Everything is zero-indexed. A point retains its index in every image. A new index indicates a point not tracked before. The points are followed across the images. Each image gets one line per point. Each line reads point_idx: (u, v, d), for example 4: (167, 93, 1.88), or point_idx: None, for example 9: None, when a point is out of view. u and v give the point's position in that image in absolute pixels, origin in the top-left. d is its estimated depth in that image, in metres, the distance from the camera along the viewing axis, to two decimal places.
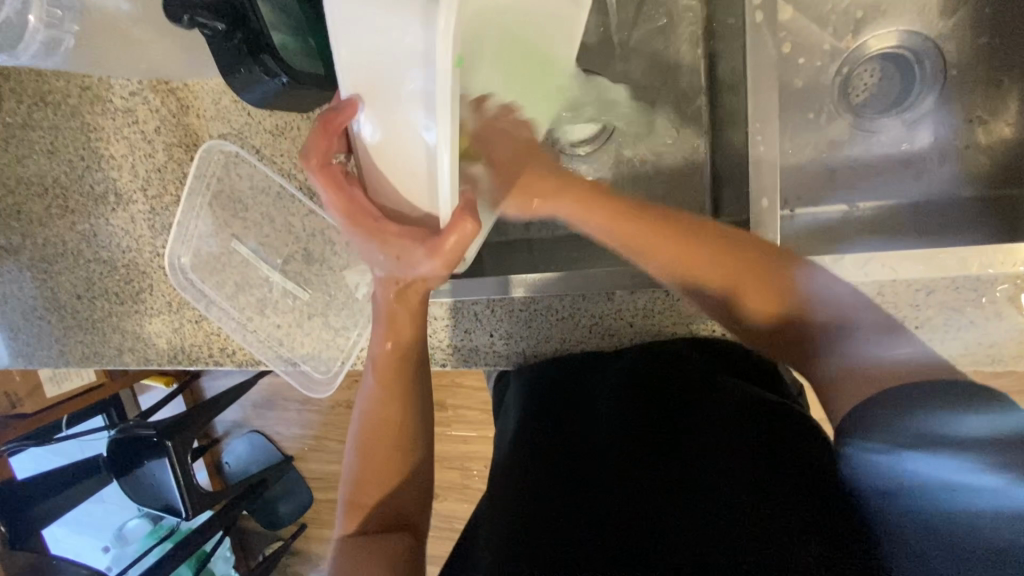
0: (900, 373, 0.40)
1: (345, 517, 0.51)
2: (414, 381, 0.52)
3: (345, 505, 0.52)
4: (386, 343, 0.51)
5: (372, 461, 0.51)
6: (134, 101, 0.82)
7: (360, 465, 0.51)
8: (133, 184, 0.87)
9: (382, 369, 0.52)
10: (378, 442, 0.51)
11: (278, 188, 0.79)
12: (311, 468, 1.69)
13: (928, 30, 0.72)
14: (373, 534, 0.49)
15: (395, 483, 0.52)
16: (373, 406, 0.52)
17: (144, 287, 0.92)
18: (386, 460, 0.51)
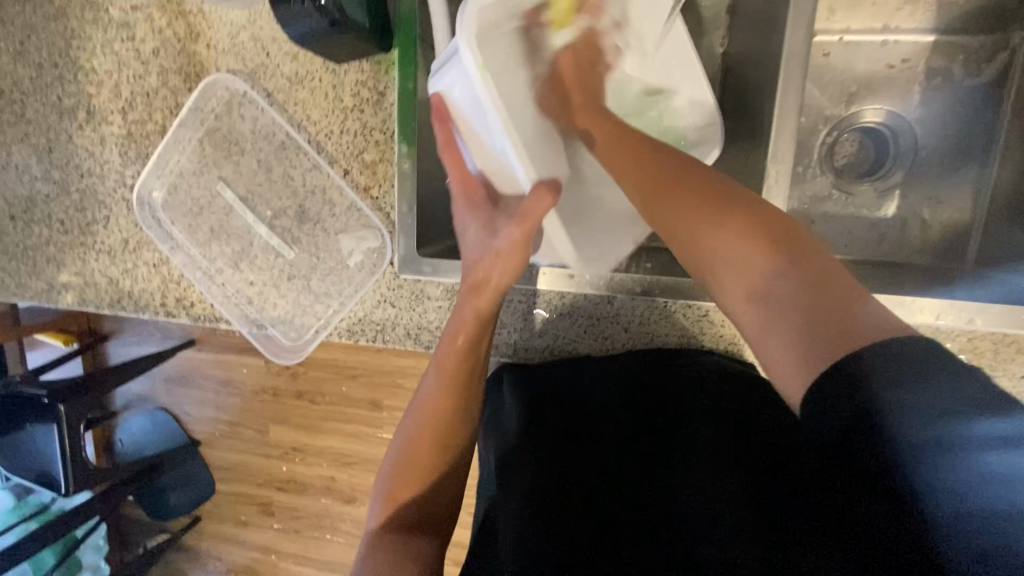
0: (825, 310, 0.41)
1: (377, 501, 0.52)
2: (469, 398, 0.54)
3: (381, 496, 0.52)
4: (458, 335, 0.54)
5: (419, 446, 0.51)
6: (134, 16, 0.76)
7: (405, 452, 0.52)
8: (112, 104, 0.79)
9: (447, 358, 0.54)
10: (421, 439, 0.52)
11: (283, 136, 0.75)
12: (219, 457, 1.52)
13: (906, 113, 0.81)
14: (401, 533, 0.50)
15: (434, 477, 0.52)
16: (430, 397, 0.53)
17: (99, 218, 0.83)
18: (433, 449, 0.52)
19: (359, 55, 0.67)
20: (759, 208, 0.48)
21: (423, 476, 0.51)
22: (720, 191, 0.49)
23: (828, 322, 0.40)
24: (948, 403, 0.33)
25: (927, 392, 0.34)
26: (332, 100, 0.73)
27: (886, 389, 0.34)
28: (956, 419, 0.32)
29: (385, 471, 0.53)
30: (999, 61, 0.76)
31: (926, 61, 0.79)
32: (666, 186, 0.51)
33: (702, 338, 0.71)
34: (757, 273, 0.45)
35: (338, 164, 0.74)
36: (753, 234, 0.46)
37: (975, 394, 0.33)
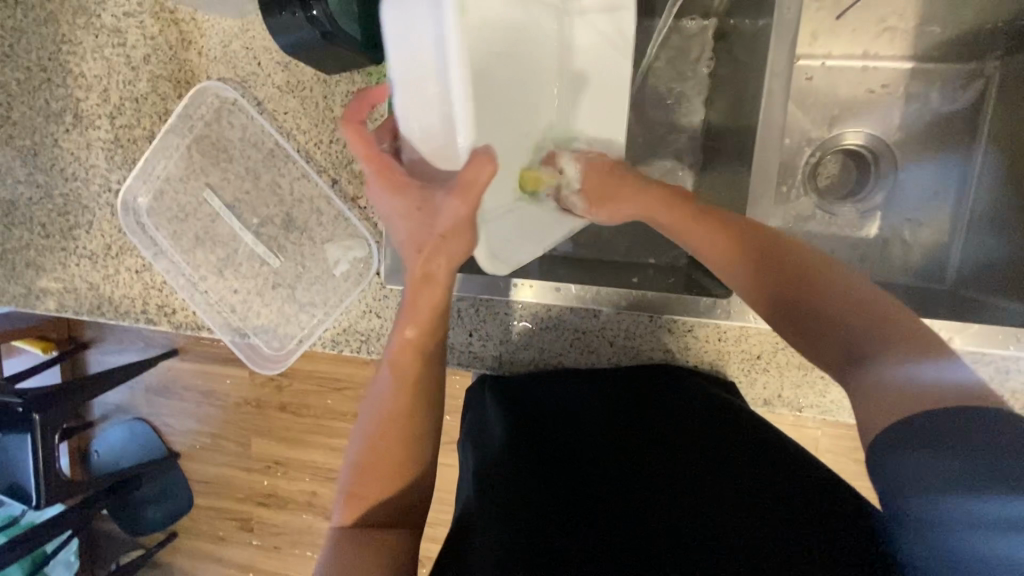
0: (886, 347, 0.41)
1: (341, 500, 0.50)
2: (426, 388, 0.51)
3: (343, 496, 0.50)
4: (407, 329, 0.50)
5: (376, 448, 0.49)
6: (126, 22, 0.76)
7: (365, 454, 0.49)
8: (100, 108, 0.79)
9: (400, 358, 0.50)
10: (385, 436, 0.49)
11: (273, 145, 0.75)
12: (198, 470, 1.49)
13: (887, 137, 0.83)
14: (367, 534, 0.48)
15: (403, 480, 0.50)
16: (385, 397, 0.50)
17: (82, 222, 0.82)
18: (394, 453, 0.49)
19: (350, 67, 0.68)
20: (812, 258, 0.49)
21: (389, 476, 0.49)
22: (777, 245, 0.50)
23: (909, 387, 0.38)
24: (960, 479, 0.33)
25: (939, 468, 0.34)
26: (322, 110, 0.73)
27: (895, 464, 0.36)
28: (960, 503, 0.33)
29: (346, 471, 0.51)
30: (974, 89, 0.79)
31: (905, 86, 0.81)
32: (720, 237, 0.52)
33: (686, 354, 0.71)
34: (851, 333, 0.44)
35: (327, 173, 0.75)
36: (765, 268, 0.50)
37: (988, 467, 0.33)
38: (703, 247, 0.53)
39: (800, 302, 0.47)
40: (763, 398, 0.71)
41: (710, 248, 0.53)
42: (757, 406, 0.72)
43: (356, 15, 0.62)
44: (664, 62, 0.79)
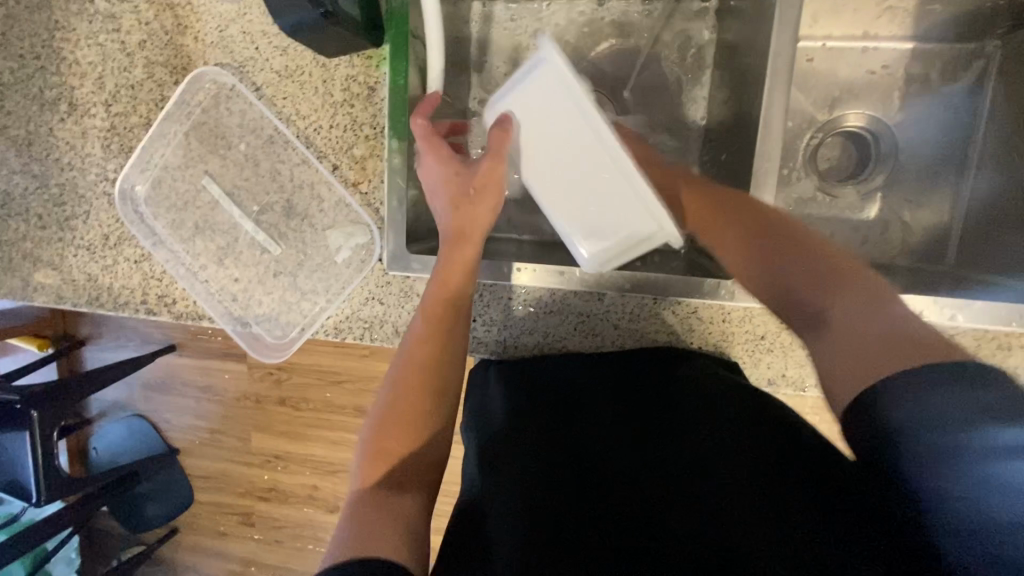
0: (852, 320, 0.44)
1: (362, 454, 0.49)
2: (456, 341, 0.55)
3: (362, 452, 0.49)
4: (439, 280, 0.57)
5: (404, 394, 0.50)
6: (121, 8, 0.75)
7: (390, 403, 0.50)
8: (95, 96, 0.78)
9: (430, 305, 0.56)
10: (405, 402, 0.50)
11: (272, 131, 0.74)
12: (197, 465, 1.48)
13: (887, 118, 0.83)
14: (385, 488, 0.46)
15: (421, 433, 0.50)
16: (415, 343, 0.53)
17: (79, 213, 0.81)
18: (416, 402, 0.50)
19: (349, 49, 0.67)
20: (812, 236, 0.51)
21: (409, 424, 0.50)
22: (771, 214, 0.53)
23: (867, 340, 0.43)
24: (961, 415, 0.36)
25: (952, 412, 0.37)
26: (322, 95, 0.72)
27: (911, 398, 0.38)
28: (964, 430, 0.36)
29: (367, 426, 0.51)
30: (975, 69, 0.79)
31: (906, 67, 0.81)
32: (733, 221, 0.54)
33: (691, 336, 0.71)
34: (818, 301, 0.46)
35: (327, 159, 0.74)
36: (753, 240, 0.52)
37: (983, 403, 0.36)
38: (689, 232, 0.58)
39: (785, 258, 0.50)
40: (768, 379, 0.71)
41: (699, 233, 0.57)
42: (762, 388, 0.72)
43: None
44: (665, 45, 0.79)
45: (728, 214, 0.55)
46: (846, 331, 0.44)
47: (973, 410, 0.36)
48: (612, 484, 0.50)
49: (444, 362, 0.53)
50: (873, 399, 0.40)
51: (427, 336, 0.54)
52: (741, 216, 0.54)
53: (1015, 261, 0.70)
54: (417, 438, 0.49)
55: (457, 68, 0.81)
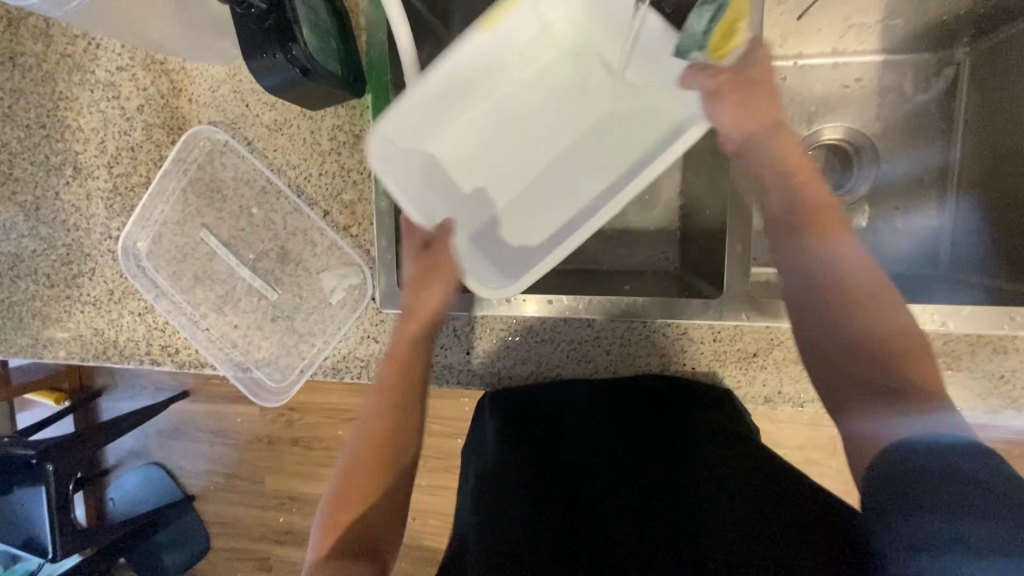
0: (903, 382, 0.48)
1: (322, 525, 0.54)
2: (408, 427, 0.60)
3: (321, 526, 0.55)
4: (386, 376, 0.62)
5: (357, 467, 0.57)
6: (120, 76, 0.79)
7: (346, 480, 0.56)
8: (98, 159, 0.81)
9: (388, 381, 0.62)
10: (355, 487, 0.55)
11: (264, 181, 0.78)
12: (214, 510, 1.47)
13: (865, 129, 0.83)
14: (346, 552, 0.51)
15: (372, 505, 0.55)
16: (373, 418, 0.59)
17: (85, 270, 0.84)
18: (371, 476, 0.56)
19: (333, 101, 0.71)
20: (866, 275, 0.55)
21: (361, 493, 0.55)
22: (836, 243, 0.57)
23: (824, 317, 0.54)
24: (931, 505, 0.39)
25: (929, 514, 0.38)
26: (310, 145, 0.75)
27: (916, 484, 0.40)
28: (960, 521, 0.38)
29: (323, 509, 0.56)
30: (946, 78, 0.80)
31: (878, 79, 0.82)
32: (813, 236, 0.58)
33: (683, 357, 0.71)
34: (851, 341, 0.52)
35: (318, 205, 0.76)
36: (832, 281, 0.55)
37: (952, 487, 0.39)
38: (792, 251, 0.58)
39: (850, 312, 0.53)
40: (763, 396, 0.70)
41: (792, 250, 0.58)
42: (759, 404, 0.71)
43: (334, 51, 0.66)
44: None
45: (838, 243, 0.57)
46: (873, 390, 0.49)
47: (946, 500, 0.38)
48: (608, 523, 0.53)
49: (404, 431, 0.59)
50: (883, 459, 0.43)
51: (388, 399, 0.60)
52: (834, 250, 0.56)
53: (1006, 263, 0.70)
54: (366, 513, 0.54)
55: None
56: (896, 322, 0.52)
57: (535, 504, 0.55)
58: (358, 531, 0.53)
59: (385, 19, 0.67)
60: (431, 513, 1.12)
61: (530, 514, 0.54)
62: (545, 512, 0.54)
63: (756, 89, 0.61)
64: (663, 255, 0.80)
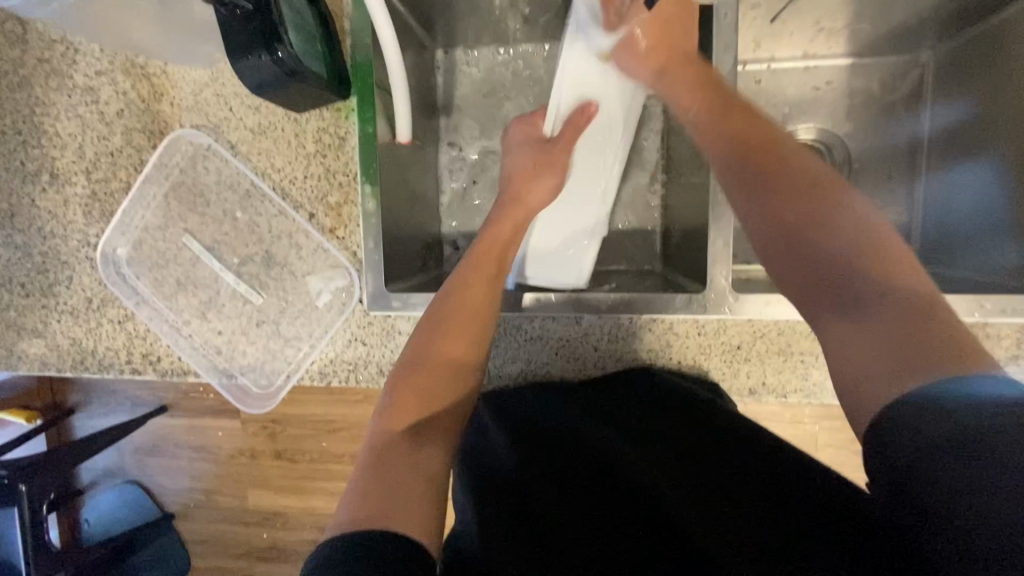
0: (920, 346, 0.37)
1: (384, 409, 0.50)
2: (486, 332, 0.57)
3: (382, 408, 0.50)
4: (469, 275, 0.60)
5: (433, 355, 0.53)
6: (99, 81, 0.78)
7: (420, 358, 0.53)
8: (76, 165, 0.80)
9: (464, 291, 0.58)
10: (431, 376, 0.52)
11: (248, 185, 0.77)
12: (196, 528, 1.43)
13: (837, 129, 0.86)
14: (413, 439, 0.47)
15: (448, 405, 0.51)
16: (447, 306, 0.57)
17: (62, 278, 0.82)
18: (448, 361, 0.53)
19: (318, 103, 0.71)
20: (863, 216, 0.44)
21: (438, 387, 0.52)
22: (817, 193, 0.47)
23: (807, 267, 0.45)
24: (956, 484, 0.32)
25: (965, 490, 0.31)
26: (295, 148, 0.75)
27: (908, 450, 0.34)
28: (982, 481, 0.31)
29: (388, 389, 0.52)
30: (911, 80, 0.84)
31: (847, 82, 0.86)
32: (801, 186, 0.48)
33: (670, 352, 0.72)
34: (870, 284, 0.41)
35: (304, 208, 0.76)
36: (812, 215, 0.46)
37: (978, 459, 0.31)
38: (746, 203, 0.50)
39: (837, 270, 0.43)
40: (748, 388, 0.71)
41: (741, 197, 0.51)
42: (744, 396, 0.72)
43: (321, 54, 0.67)
44: None
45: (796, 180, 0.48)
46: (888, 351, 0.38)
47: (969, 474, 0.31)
48: (620, 534, 0.49)
49: (476, 343, 0.56)
50: (886, 425, 0.36)
51: (458, 311, 0.57)
52: (793, 188, 0.48)
53: (975, 255, 0.73)
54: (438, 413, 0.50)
55: (429, 115, 0.84)
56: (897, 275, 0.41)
57: (536, 494, 0.55)
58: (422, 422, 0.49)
59: (370, 22, 0.67)
60: None
61: (531, 531, 0.51)
62: (547, 501, 0.53)
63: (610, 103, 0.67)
64: (648, 254, 0.82)
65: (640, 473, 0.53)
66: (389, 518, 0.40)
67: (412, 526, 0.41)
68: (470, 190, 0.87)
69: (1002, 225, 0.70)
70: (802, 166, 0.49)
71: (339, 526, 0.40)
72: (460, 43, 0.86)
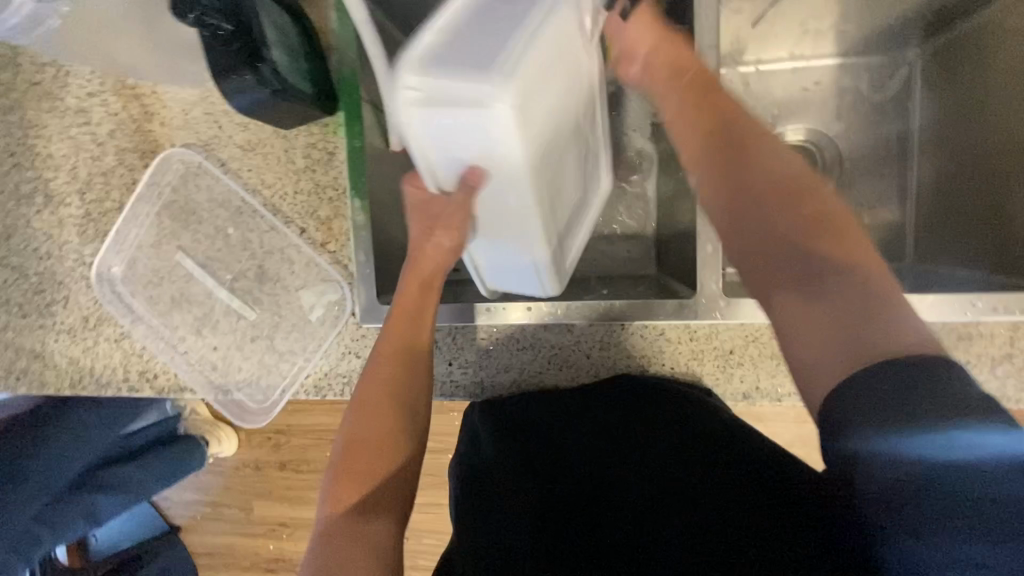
0: (836, 315, 0.40)
1: (325, 489, 0.52)
2: (419, 376, 0.56)
3: (326, 489, 0.51)
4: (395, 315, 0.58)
5: (366, 423, 0.53)
6: (91, 102, 0.79)
7: (355, 425, 0.53)
8: (70, 186, 0.81)
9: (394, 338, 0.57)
10: (363, 442, 0.52)
11: (239, 202, 0.77)
12: (203, 541, 1.43)
13: (827, 129, 0.86)
14: (353, 520, 0.49)
15: (388, 464, 0.52)
16: (380, 360, 0.56)
17: (58, 298, 0.82)
18: (388, 418, 0.53)
19: (306, 118, 0.71)
20: (833, 209, 0.45)
21: (376, 450, 0.52)
22: (794, 193, 0.46)
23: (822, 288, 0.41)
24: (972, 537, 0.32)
25: (962, 523, 0.32)
26: (284, 164, 0.75)
27: (907, 493, 0.34)
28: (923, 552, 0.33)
29: (329, 466, 0.53)
30: (900, 78, 0.83)
31: (836, 81, 0.85)
32: (796, 199, 0.46)
33: (663, 357, 0.72)
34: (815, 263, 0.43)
35: (295, 223, 0.76)
36: (779, 192, 0.46)
37: (955, 488, 0.33)
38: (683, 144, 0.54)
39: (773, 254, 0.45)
40: (742, 392, 0.71)
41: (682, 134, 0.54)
42: (739, 400, 0.72)
43: (305, 72, 0.66)
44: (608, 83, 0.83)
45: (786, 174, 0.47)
46: (813, 319, 0.41)
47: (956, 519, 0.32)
48: (613, 537, 0.53)
49: (406, 408, 0.54)
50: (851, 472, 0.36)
51: (381, 389, 0.54)
52: (787, 184, 0.46)
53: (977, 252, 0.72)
54: (379, 485, 0.51)
55: None
56: (867, 288, 0.40)
57: (526, 512, 0.58)
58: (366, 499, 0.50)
59: (355, 35, 0.68)
60: (426, 531, 1.11)
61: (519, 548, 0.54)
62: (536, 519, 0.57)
63: (713, 92, 0.55)
64: (639, 260, 0.81)
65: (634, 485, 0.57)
66: None
67: None
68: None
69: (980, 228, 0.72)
70: (794, 159, 0.48)
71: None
72: None
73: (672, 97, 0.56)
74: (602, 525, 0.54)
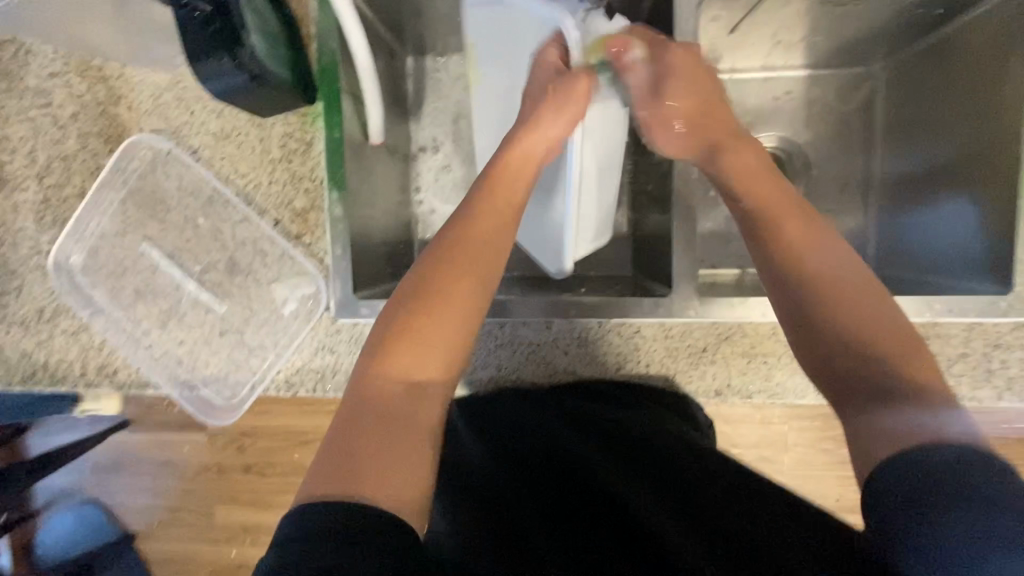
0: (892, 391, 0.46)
1: (368, 352, 0.50)
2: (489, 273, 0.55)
3: (370, 353, 0.49)
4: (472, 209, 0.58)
5: (431, 299, 0.51)
6: (52, 83, 0.75)
7: (416, 300, 0.51)
8: (27, 170, 0.77)
9: (466, 228, 0.56)
10: (423, 320, 0.50)
11: (211, 191, 0.75)
12: (160, 548, 1.37)
13: (797, 138, 0.89)
14: (396, 396, 0.47)
15: (443, 356, 0.50)
16: (450, 241, 0.55)
17: (9, 288, 0.78)
18: (455, 306, 0.52)
19: (283, 107, 0.70)
20: (843, 266, 0.54)
21: (434, 336, 0.50)
22: (801, 245, 0.56)
23: (840, 359, 0.49)
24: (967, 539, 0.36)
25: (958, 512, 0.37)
26: (259, 153, 0.74)
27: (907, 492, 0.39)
28: (999, 525, 0.36)
29: (378, 332, 0.51)
30: (864, 90, 0.87)
31: (805, 92, 0.89)
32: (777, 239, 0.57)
33: (638, 355, 0.73)
34: (861, 346, 0.49)
35: (269, 215, 0.74)
36: (834, 280, 0.53)
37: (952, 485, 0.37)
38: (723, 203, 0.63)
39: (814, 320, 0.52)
40: (714, 390, 0.73)
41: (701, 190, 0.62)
42: (710, 398, 0.73)
43: (285, 58, 0.66)
44: None
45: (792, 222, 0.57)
46: (866, 311, 0.50)
47: (962, 515, 0.36)
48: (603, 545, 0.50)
49: (471, 302, 0.53)
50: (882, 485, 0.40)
51: (447, 276, 0.53)
52: (807, 255, 0.55)
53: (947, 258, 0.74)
54: (423, 378, 0.49)
55: (399, 120, 0.84)
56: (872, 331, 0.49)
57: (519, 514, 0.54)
58: (404, 390, 0.47)
59: (336, 24, 0.67)
60: None
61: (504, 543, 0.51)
62: (530, 523, 0.53)
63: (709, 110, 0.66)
64: (615, 260, 0.83)
65: (612, 485, 0.54)
66: (367, 492, 0.41)
67: (393, 501, 0.41)
68: (439, 196, 0.87)
69: (969, 233, 0.72)
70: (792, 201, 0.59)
71: (305, 495, 0.41)
72: (429, 51, 0.86)
73: (701, 121, 0.65)
74: (605, 525, 0.51)
